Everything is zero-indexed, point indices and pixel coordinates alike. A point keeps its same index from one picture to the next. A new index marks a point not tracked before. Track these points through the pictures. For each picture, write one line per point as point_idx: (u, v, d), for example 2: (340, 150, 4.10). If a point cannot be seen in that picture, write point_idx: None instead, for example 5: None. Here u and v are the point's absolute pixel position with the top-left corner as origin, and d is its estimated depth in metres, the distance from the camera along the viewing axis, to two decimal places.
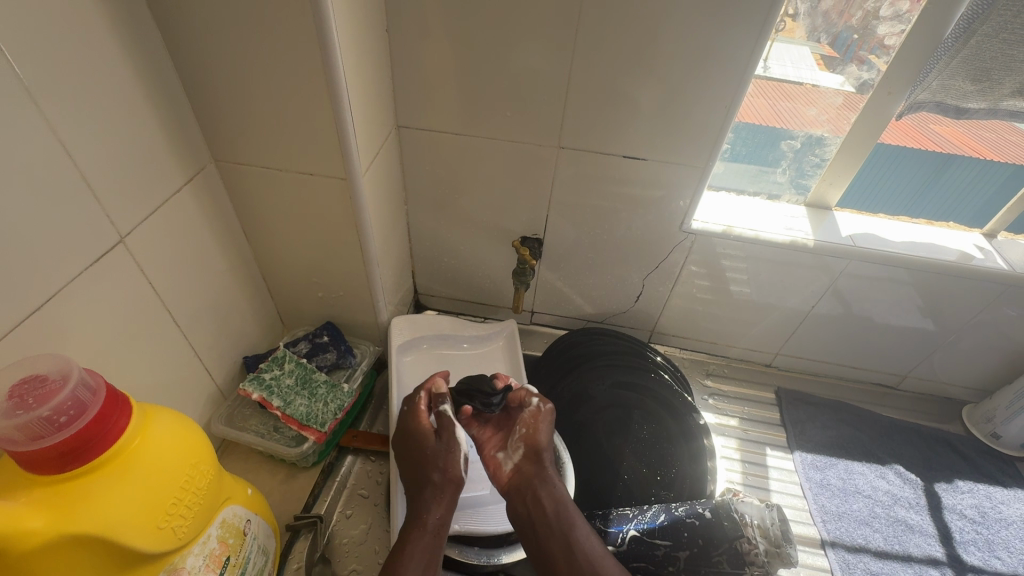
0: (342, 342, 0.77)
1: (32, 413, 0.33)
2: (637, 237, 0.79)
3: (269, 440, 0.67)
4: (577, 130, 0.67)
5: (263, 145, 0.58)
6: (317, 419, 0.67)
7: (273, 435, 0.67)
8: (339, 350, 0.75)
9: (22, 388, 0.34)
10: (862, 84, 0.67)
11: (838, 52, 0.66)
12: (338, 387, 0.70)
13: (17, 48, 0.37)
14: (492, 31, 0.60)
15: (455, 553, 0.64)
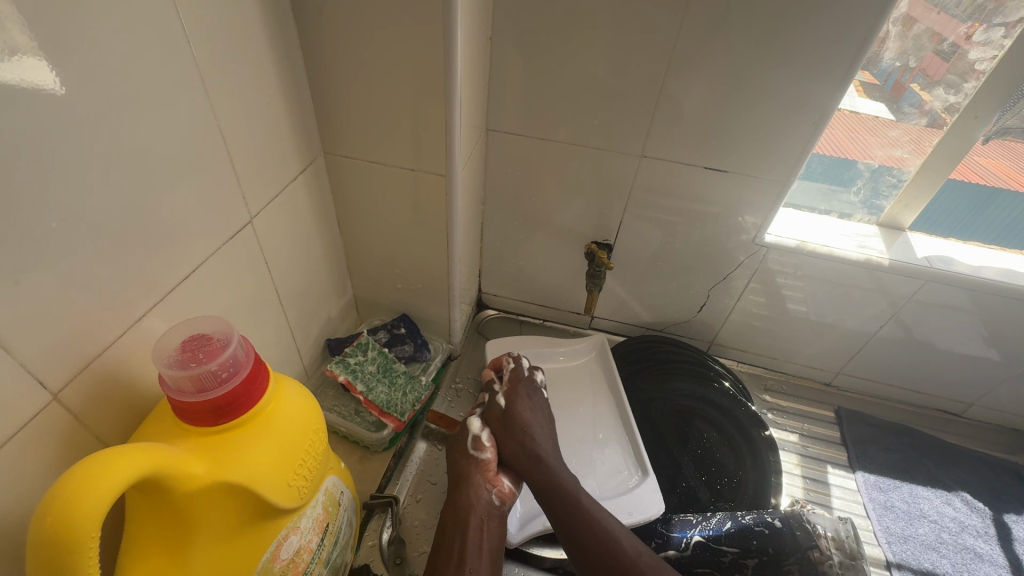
0: (417, 335, 0.82)
1: (204, 366, 0.37)
2: (707, 248, 0.80)
3: (350, 421, 0.71)
4: (660, 141, 0.70)
5: (374, 139, 0.62)
6: (396, 407, 0.71)
7: (353, 417, 0.72)
8: (415, 343, 0.80)
9: (194, 344, 0.38)
10: (901, 114, 0.71)
11: (878, 80, 0.69)
12: (416, 379, 0.74)
13: (200, 38, 0.43)
14: (589, 44, 0.64)
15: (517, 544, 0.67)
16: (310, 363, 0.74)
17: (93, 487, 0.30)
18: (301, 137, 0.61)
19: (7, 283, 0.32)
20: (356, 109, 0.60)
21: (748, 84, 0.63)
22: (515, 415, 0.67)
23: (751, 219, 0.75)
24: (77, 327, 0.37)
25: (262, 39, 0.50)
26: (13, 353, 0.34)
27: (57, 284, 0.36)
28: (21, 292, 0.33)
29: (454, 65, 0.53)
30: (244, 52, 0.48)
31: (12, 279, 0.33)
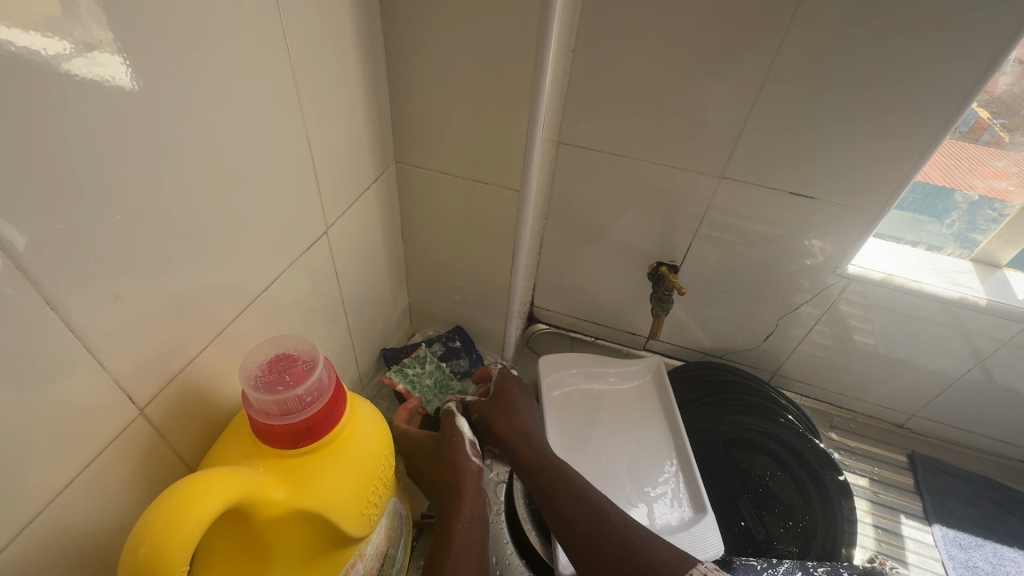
0: (472, 350, 0.81)
1: (291, 391, 0.35)
2: (777, 275, 0.77)
3: None
4: (742, 161, 0.68)
5: (450, 148, 0.63)
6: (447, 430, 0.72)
7: None
8: (471, 359, 0.79)
9: (280, 366, 0.37)
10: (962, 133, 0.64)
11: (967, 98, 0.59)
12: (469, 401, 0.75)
13: (302, 48, 0.44)
14: (676, 59, 0.62)
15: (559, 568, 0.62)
16: (365, 371, 0.74)
17: (184, 517, 0.29)
18: (377, 145, 0.61)
19: (107, 296, 0.32)
20: (437, 119, 0.61)
21: (843, 106, 0.60)
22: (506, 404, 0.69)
23: (816, 243, 0.72)
24: (164, 342, 0.37)
25: (351, 47, 0.50)
26: (107, 369, 0.33)
27: (151, 296, 0.35)
28: (120, 305, 0.33)
29: (543, 77, 0.53)
30: (335, 61, 0.48)
31: (112, 292, 0.33)
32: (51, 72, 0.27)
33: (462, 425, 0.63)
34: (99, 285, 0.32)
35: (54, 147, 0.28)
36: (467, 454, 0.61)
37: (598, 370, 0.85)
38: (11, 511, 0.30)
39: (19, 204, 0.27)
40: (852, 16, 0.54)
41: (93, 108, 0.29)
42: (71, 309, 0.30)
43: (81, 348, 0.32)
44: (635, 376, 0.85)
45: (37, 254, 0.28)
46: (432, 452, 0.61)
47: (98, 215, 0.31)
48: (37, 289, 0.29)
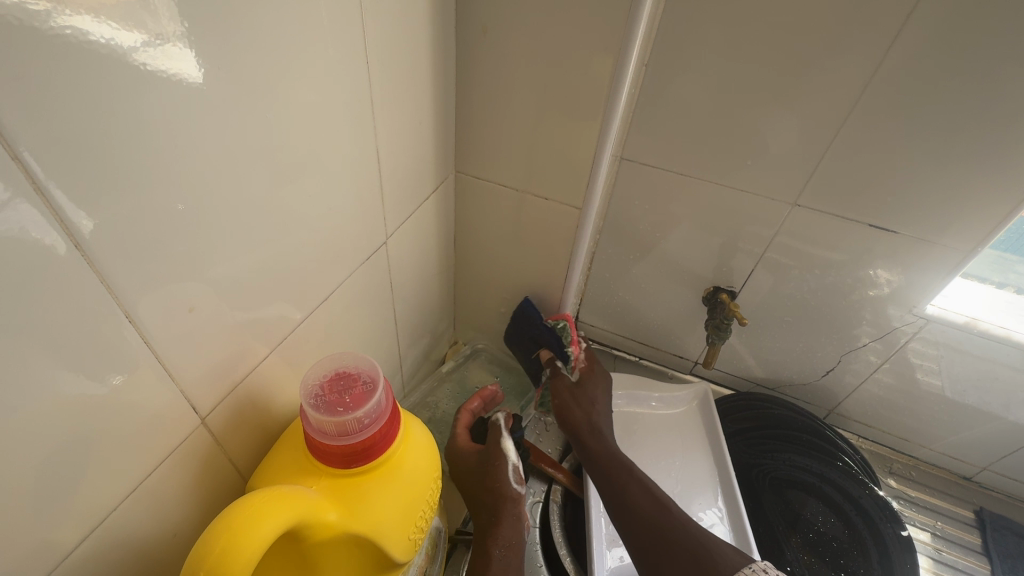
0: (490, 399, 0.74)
1: (350, 413, 0.35)
2: (845, 309, 0.72)
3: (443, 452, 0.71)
4: (819, 189, 0.64)
5: (511, 160, 0.61)
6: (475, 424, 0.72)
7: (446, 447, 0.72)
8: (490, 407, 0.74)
9: (341, 387, 0.36)
10: None
11: None
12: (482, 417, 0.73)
13: (378, 57, 0.43)
14: (756, 79, 0.59)
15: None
16: (409, 378, 0.74)
17: (243, 538, 0.28)
18: (440, 155, 0.60)
19: (182, 307, 0.33)
20: (501, 131, 0.59)
21: (940, 139, 0.56)
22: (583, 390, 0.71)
23: (881, 273, 0.67)
24: (227, 353, 0.38)
25: (424, 57, 0.49)
26: (175, 378, 0.34)
27: (219, 304, 0.36)
28: (190, 316, 0.34)
29: (618, 94, 0.51)
30: (408, 71, 0.48)
31: (186, 303, 0.33)
32: (134, 65, 0.26)
33: (508, 448, 0.61)
34: (172, 295, 0.32)
35: (134, 144, 0.27)
36: (507, 479, 0.59)
37: (641, 393, 0.83)
38: (78, 510, 0.30)
39: (97, 201, 0.27)
40: (961, 43, 0.50)
41: (173, 104, 0.29)
42: (142, 318, 0.31)
43: (152, 356, 0.32)
44: (681, 403, 0.82)
45: (109, 251, 0.28)
46: (476, 471, 0.61)
47: (171, 218, 0.31)
48: (115, 300, 0.29)
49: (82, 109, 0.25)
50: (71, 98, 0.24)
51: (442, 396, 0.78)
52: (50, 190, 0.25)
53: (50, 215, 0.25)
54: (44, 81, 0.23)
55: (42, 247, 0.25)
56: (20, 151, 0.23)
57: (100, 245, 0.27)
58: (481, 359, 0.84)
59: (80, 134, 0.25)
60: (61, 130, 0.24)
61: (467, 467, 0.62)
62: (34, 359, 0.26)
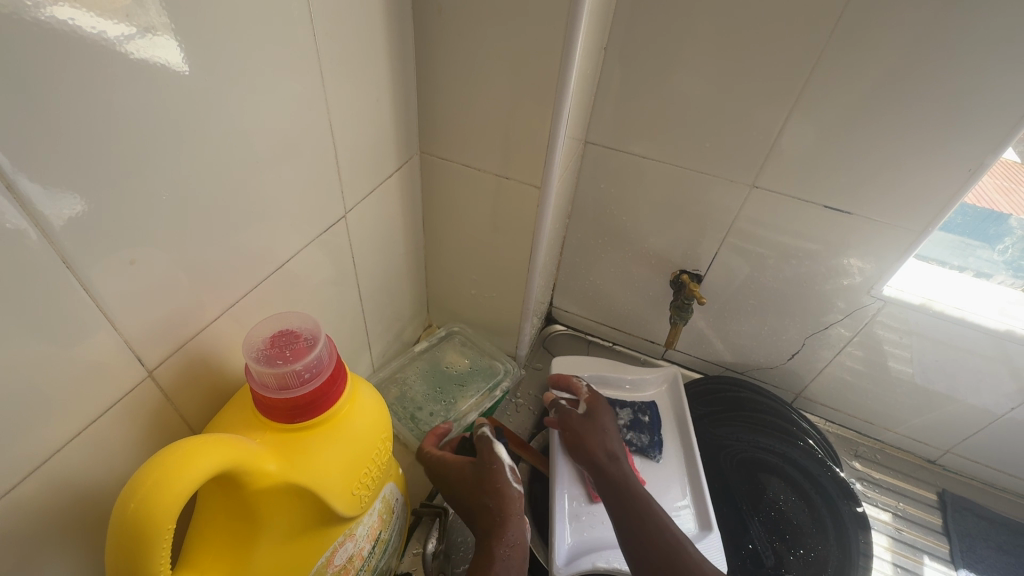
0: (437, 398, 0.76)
1: (289, 365, 0.36)
2: (806, 292, 0.73)
3: (403, 424, 0.72)
4: (777, 171, 0.65)
5: (474, 141, 0.63)
6: (425, 415, 0.74)
7: (407, 420, 0.73)
8: (438, 402, 0.76)
9: (282, 342, 0.38)
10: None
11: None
12: (426, 416, 0.74)
13: (332, 33, 0.45)
14: (712, 63, 0.61)
15: (603, 564, 0.63)
16: (378, 356, 0.76)
17: (175, 478, 0.30)
18: (403, 135, 0.62)
19: (123, 260, 0.34)
20: (463, 112, 0.61)
21: (888, 121, 0.57)
22: (595, 419, 0.68)
23: (855, 262, 0.68)
24: (176, 312, 0.39)
25: (381, 36, 0.51)
26: (126, 337, 0.35)
27: (168, 264, 0.37)
28: (132, 269, 0.34)
29: (569, 74, 0.53)
30: (365, 48, 0.50)
31: (127, 257, 0.34)
32: (100, 50, 0.28)
33: (501, 451, 0.60)
34: (116, 249, 0.33)
35: (83, 110, 0.29)
36: (507, 480, 0.59)
37: (613, 376, 0.84)
38: (21, 452, 0.32)
39: (50, 171, 0.28)
40: (902, 26, 0.52)
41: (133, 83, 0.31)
42: (84, 271, 0.32)
43: (96, 308, 0.33)
44: (652, 384, 0.84)
45: (61, 217, 0.29)
46: (471, 477, 0.59)
47: (121, 181, 0.32)
48: (56, 250, 0.30)
49: (51, 97, 0.27)
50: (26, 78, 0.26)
51: (412, 374, 0.79)
52: (12, 171, 0.27)
53: (20, 203, 0.27)
54: (5, 66, 0.25)
55: (16, 232, 0.28)
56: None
57: (52, 210, 0.29)
58: (457, 341, 0.85)
59: (32, 109, 0.27)
60: (15, 104, 0.26)
61: (457, 474, 0.60)
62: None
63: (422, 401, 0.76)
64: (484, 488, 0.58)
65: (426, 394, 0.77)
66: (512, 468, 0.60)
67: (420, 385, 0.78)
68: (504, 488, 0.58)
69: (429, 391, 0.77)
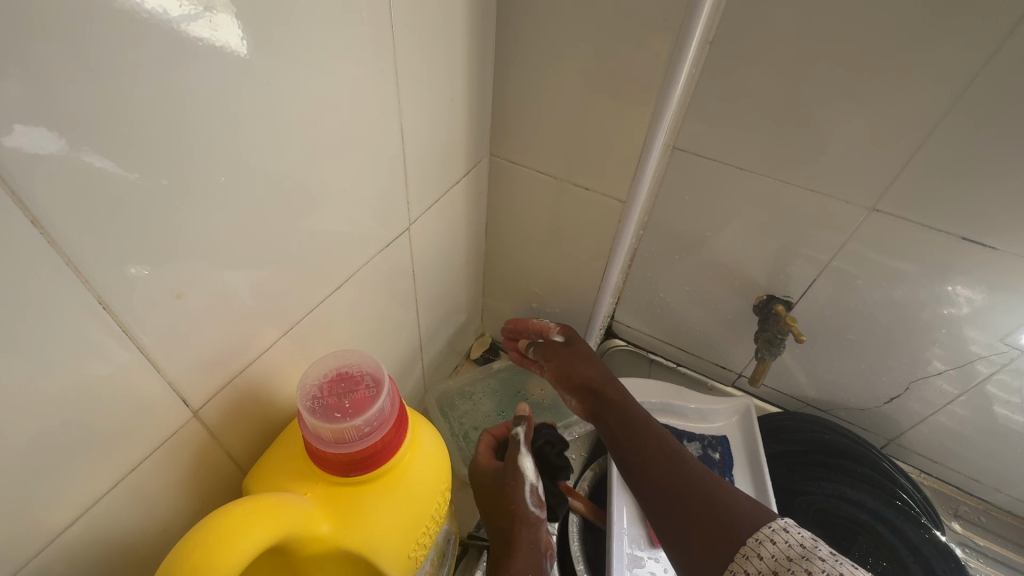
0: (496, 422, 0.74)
1: (350, 422, 0.31)
2: (919, 331, 0.64)
3: (456, 440, 0.71)
4: (906, 193, 0.55)
5: (552, 146, 0.57)
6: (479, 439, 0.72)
7: (461, 436, 0.72)
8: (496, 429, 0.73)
9: (340, 391, 0.32)
10: None
11: None
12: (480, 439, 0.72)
13: (409, 23, 0.39)
14: (843, 63, 0.50)
15: None
16: (429, 367, 0.72)
17: (216, 564, 0.26)
18: (473, 135, 0.56)
19: (169, 294, 0.30)
20: (541, 110, 0.55)
21: None
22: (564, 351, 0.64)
23: (962, 289, 0.59)
24: (227, 342, 0.35)
25: (455, 23, 0.45)
26: (165, 374, 0.31)
27: (217, 290, 0.32)
28: (182, 304, 0.31)
29: (674, 81, 0.47)
30: (441, 43, 0.44)
31: (174, 290, 0.30)
32: (128, 38, 0.23)
33: (526, 466, 0.55)
34: (163, 280, 0.29)
35: (125, 125, 0.24)
36: (523, 502, 0.53)
37: (678, 403, 0.77)
38: (56, 498, 0.28)
39: (79, 196, 0.24)
40: None
41: (174, 77, 0.25)
42: (124, 311, 0.28)
43: (133, 351, 0.29)
44: (722, 416, 0.77)
45: (88, 246, 0.25)
46: (489, 492, 0.55)
47: (165, 206, 0.28)
48: (88, 286, 0.26)
49: (68, 90, 0.22)
50: (59, 89, 0.22)
51: (482, 391, 0.77)
52: (19, 184, 0.22)
53: (30, 221, 0.23)
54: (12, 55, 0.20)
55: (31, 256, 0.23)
56: (10, 126, 0.21)
57: (77, 239, 0.24)
58: None
59: (60, 126, 0.22)
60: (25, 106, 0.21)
61: (483, 484, 0.57)
62: (2, 365, 0.23)
63: (480, 421, 0.73)
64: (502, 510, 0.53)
65: (487, 415, 0.74)
66: (535, 485, 0.54)
67: (484, 404, 0.76)
68: (522, 509, 0.52)
69: (491, 412, 0.75)
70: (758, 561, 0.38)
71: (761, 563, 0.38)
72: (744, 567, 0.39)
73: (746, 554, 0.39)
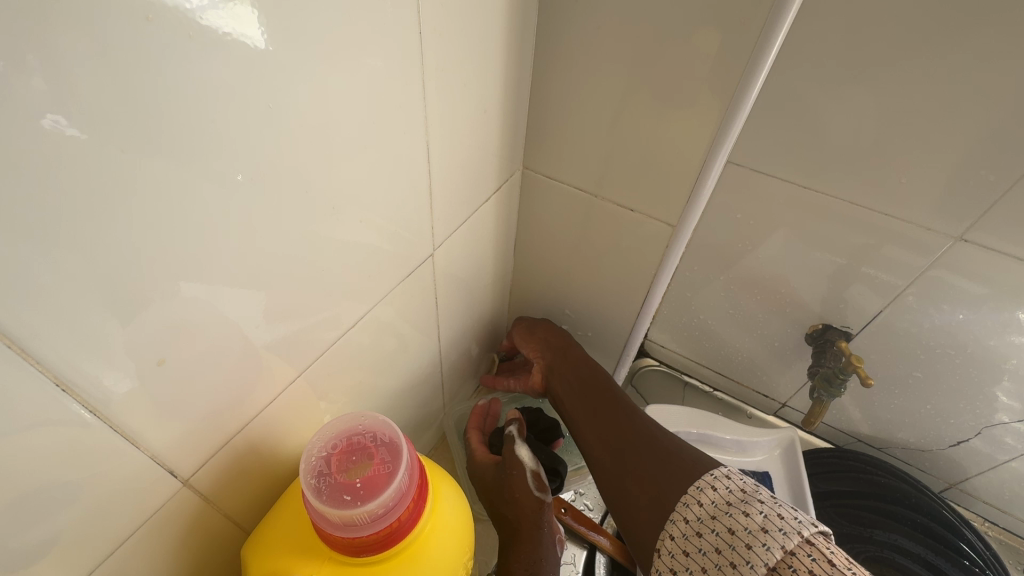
0: None
1: (363, 508, 0.31)
2: (997, 373, 0.58)
3: None
4: (1000, 223, 0.48)
5: (590, 161, 0.52)
6: None
7: None
8: None
9: (353, 472, 0.32)
10: None
11: None
12: None
13: (431, 23, 0.34)
14: (944, 75, 0.42)
15: None
16: (450, 387, 0.68)
17: None
18: (507, 148, 0.51)
19: (149, 361, 0.27)
20: (578, 122, 0.49)
21: None
22: (534, 343, 0.65)
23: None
24: (220, 400, 0.33)
25: (484, 26, 0.39)
26: (136, 441, 0.28)
27: (205, 350, 0.30)
28: (163, 370, 0.28)
29: (748, 92, 0.40)
30: (469, 49, 0.39)
31: (156, 356, 0.27)
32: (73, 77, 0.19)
33: (524, 455, 0.57)
34: (142, 348, 0.26)
35: (79, 172, 0.21)
36: (527, 488, 0.55)
37: (716, 434, 0.71)
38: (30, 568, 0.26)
39: (27, 269, 0.21)
40: None
41: (135, 116, 0.21)
42: (89, 386, 0.25)
43: (90, 418, 0.26)
44: (765, 449, 0.70)
45: (42, 324, 0.22)
46: (493, 483, 0.57)
47: (134, 269, 0.24)
48: (39, 366, 0.23)
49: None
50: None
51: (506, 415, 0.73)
52: None
53: None
54: None
55: None
56: None
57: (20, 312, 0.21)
58: None
59: None
60: None
61: (485, 478, 0.58)
62: None
63: None
64: (504, 499, 0.55)
65: None
66: (535, 472, 0.56)
67: None
68: (523, 492, 0.55)
69: None
70: (697, 507, 0.41)
71: (700, 509, 0.41)
72: (684, 514, 0.42)
73: (687, 501, 0.42)
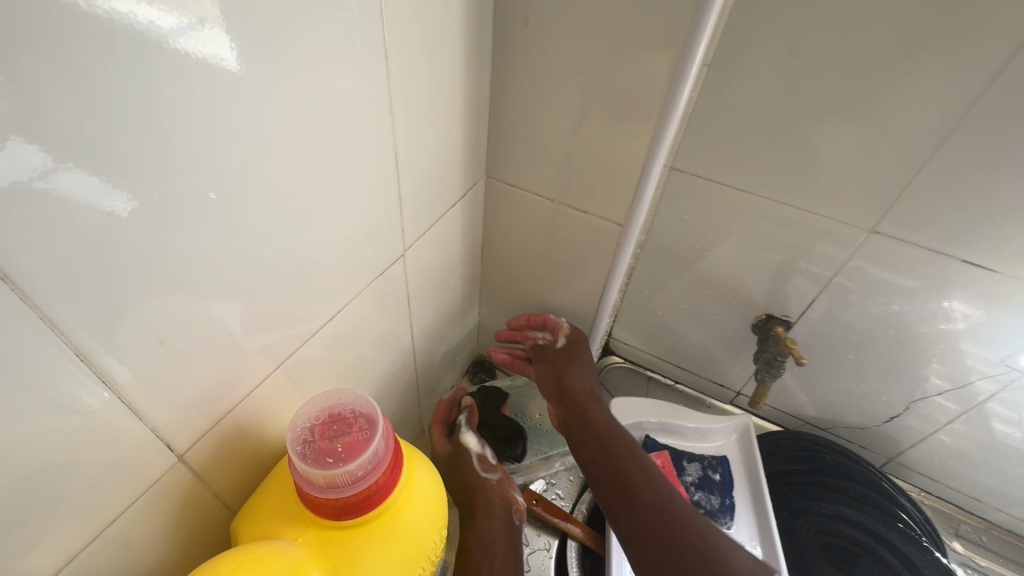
0: None
1: (344, 467, 0.34)
2: (918, 351, 0.64)
3: None
4: (906, 213, 0.54)
5: (546, 168, 0.57)
6: None
7: None
8: None
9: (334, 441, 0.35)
10: None
11: None
12: None
13: (396, 45, 0.39)
14: (852, 84, 0.49)
15: None
16: (424, 387, 0.71)
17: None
18: (470, 157, 0.56)
19: (153, 341, 0.30)
20: (533, 133, 0.55)
21: None
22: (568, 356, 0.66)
23: (955, 304, 0.59)
24: (212, 383, 0.36)
25: (444, 47, 0.44)
26: (140, 415, 0.31)
27: (201, 334, 0.33)
28: (166, 351, 0.31)
29: (677, 102, 0.46)
30: (432, 67, 0.43)
31: (159, 335, 0.31)
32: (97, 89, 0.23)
33: (468, 440, 0.63)
34: (145, 330, 0.30)
35: (98, 167, 0.24)
36: (473, 469, 0.60)
37: (678, 422, 0.76)
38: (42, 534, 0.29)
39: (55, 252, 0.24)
40: None
41: (141, 123, 0.25)
42: (102, 359, 0.28)
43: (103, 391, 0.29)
44: (723, 434, 0.75)
45: (66, 301, 0.25)
46: (448, 468, 0.62)
47: (139, 253, 0.28)
48: (64, 339, 0.26)
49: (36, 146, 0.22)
50: (27, 115, 0.21)
51: None
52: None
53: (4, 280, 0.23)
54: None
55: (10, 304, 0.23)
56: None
57: (39, 287, 0.24)
58: None
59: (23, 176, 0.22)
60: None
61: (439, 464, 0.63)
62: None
63: None
64: (462, 483, 0.60)
65: None
66: (480, 454, 0.62)
67: None
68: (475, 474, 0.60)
69: None
70: None
71: None
72: None
73: None
